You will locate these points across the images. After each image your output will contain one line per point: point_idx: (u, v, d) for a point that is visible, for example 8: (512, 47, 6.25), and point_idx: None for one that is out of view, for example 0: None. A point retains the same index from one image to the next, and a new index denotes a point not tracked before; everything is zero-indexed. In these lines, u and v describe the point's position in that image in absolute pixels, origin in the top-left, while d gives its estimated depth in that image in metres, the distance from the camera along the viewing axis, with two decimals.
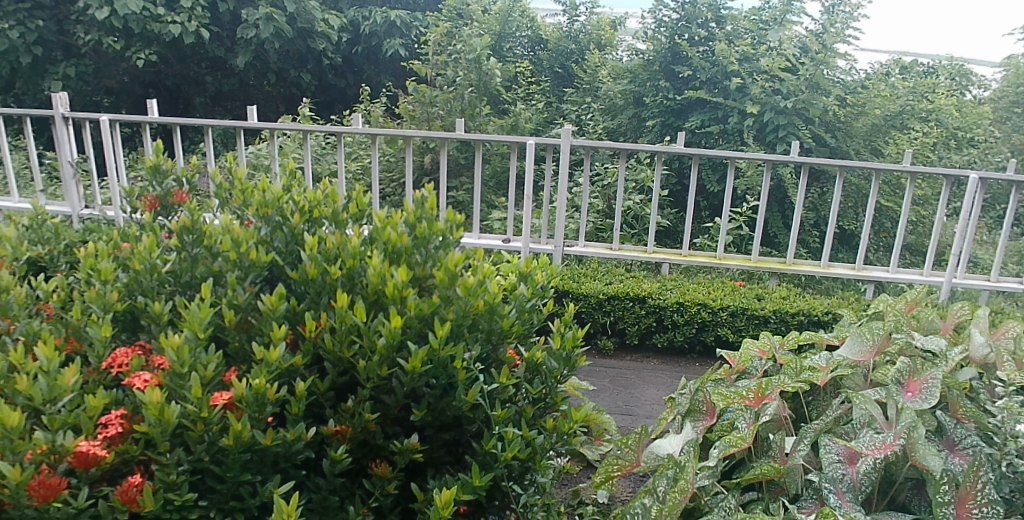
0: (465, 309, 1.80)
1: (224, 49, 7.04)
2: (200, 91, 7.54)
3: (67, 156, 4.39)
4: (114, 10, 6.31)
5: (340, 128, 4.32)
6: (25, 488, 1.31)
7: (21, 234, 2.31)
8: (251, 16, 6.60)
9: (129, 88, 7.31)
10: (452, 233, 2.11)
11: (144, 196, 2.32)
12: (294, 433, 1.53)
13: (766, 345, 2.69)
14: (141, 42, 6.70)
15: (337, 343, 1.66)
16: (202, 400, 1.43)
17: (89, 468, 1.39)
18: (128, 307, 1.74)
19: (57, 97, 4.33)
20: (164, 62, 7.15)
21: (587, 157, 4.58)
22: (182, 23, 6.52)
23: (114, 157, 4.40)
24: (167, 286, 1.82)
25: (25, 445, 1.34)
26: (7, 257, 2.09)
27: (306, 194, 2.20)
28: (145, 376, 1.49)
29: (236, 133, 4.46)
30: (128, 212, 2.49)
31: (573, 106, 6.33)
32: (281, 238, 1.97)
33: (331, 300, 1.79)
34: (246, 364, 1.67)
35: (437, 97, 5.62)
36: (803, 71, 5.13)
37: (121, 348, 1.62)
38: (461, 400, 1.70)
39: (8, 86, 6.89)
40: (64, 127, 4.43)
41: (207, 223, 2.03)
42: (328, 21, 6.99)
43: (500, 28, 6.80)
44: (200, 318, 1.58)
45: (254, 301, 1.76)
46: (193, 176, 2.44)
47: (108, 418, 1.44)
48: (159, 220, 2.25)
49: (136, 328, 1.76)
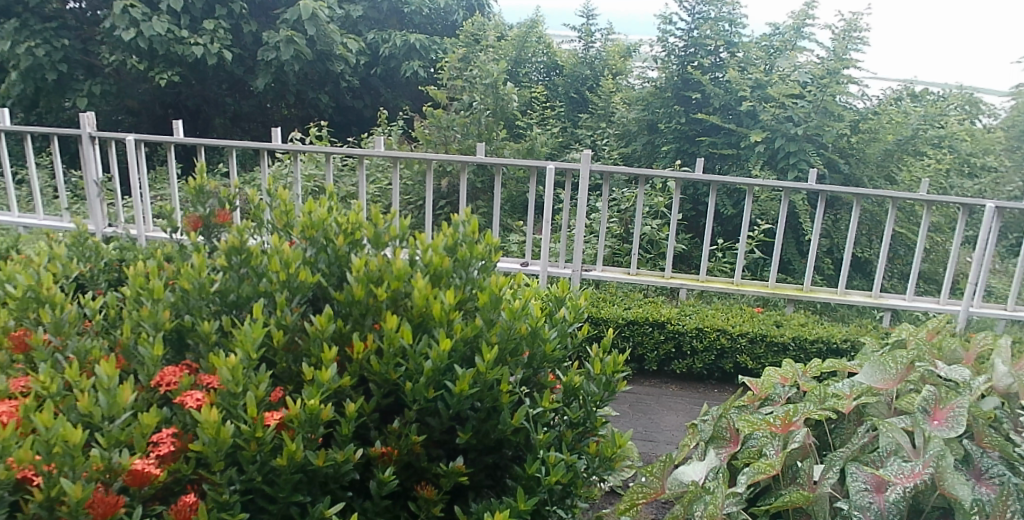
0: (509, 333, 1.81)
1: (244, 69, 7.10)
2: (219, 112, 7.60)
3: (93, 176, 4.43)
4: (140, 31, 6.38)
5: (364, 151, 4.35)
6: (85, 506, 1.32)
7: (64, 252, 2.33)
8: (273, 39, 6.66)
9: (149, 109, 7.40)
10: (491, 256, 2.11)
11: (187, 217, 2.28)
12: (344, 454, 1.53)
13: (789, 372, 2.69)
14: (164, 63, 6.72)
15: (383, 365, 1.68)
16: (257, 419, 1.44)
17: (143, 486, 1.41)
18: (176, 326, 1.75)
19: (84, 117, 4.37)
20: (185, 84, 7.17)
21: (606, 182, 4.57)
22: (204, 45, 6.58)
23: (141, 176, 4.44)
24: (213, 306, 1.81)
25: (84, 463, 1.36)
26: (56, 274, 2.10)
27: (347, 216, 2.19)
28: (198, 395, 1.51)
29: (261, 154, 4.46)
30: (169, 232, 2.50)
31: (588, 130, 6.39)
32: (325, 259, 1.96)
33: (377, 322, 1.79)
34: (294, 385, 1.67)
35: (455, 121, 5.70)
36: (809, 97, 5.19)
37: (170, 367, 1.64)
38: (506, 424, 1.72)
39: (31, 104, 6.98)
40: (91, 146, 4.46)
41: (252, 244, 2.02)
42: (346, 45, 7.02)
43: (516, 53, 6.88)
44: (253, 338, 1.57)
45: (301, 322, 1.77)
46: (234, 198, 2.40)
47: (161, 437, 1.46)
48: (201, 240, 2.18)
49: (182, 347, 1.77)
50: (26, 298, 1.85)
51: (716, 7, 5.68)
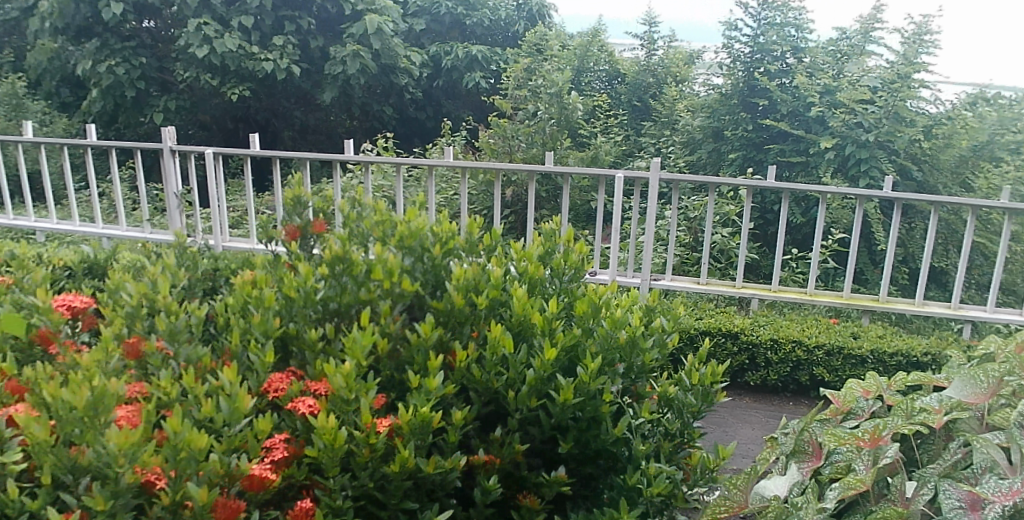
0: (608, 343, 1.80)
1: (312, 83, 7.27)
2: (288, 125, 7.81)
3: (173, 188, 4.58)
4: (213, 48, 6.62)
5: (434, 161, 4.40)
6: (209, 510, 1.36)
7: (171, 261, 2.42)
8: (339, 53, 6.80)
9: (221, 123, 7.64)
10: (585, 264, 2.12)
11: (285, 226, 2.34)
12: (452, 462, 1.53)
13: (872, 385, 2.54)
14: (236, 79, 6.92)
15: (485, 374, 1.68)
16: (370, 427, 1.46)
17: (259, 491, 1.44)
18: (282, 333, 1.79)
19: (165, 131, 4.52)
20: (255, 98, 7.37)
21: (676, 191, 4.52)
22: (274, 60, 6.77)
23: (218, 188, 4.54)
24: (317, 314, 1.85)
25: (207, 466, 1.40)
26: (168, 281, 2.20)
27: (441, 224, 2.23)
28: (309, 402, 1.54)
29: (333, 165, 4.54)
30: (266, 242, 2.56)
31: (652, 138, 6.34)
32: (422, 268, 2.00)
33: (478, 331, 1.81)
34: (398, 392, 1.70)
35: (519, 130, 5.74)
36: (881, 102, 5.05)
37: (278, 373, 1.68)
38: (608, 434, 1.70)
39: (111, 120, 7.30)
40: (171, 160, 4.61)
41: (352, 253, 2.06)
42: (410, 58, 7.20)
43: (578, 63, 6.91)
44: (362, 346, 1.60)
45: (403, 330, 1.80)
46: (329, 207, 2.45)
47: (274, 442, 1.50)
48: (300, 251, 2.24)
49: (287, 355, 1.81)
50: (138, 306, 1.92)
51: (781, 13, 5.59)
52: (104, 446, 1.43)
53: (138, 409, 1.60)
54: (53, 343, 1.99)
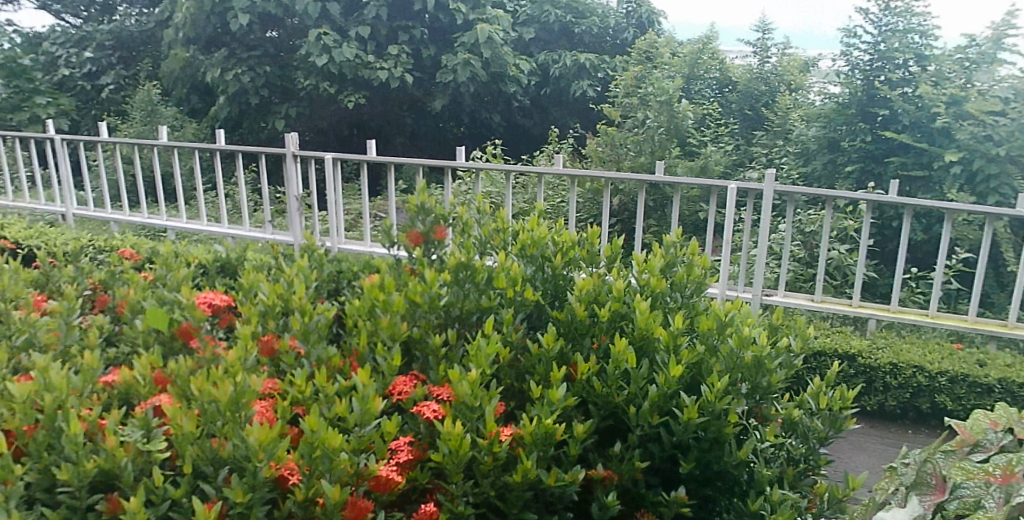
0: (733, 362, 1.76)
1: (423, 91, 7.49)
2: (399, 132, 8.05)
3: (294, 191, 4.81)
4: (332, 58, 6.90)
5: (543, 168, 4.42)
6: (340, 508, 1.40)
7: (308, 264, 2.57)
8: (451, 62, 6.95)
9: (336, 129, 7.98)
10: (707, 278, 2.11)
11: (410, 232, 2.45)
12: (573, 476, 1.51)
13: (1004, 416, 2.12)
14: (353, 87, 7.22)
15: (606, 387, 1.66)
16: (494, 435, 1.47)
17: (384, 493, 1.48)
18: (408, 337, 1.87)
19: (288, 138, 4.77)
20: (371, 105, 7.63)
21: (790, 204, 4.32)
22: (389, 69, 7.02)
23: (336, 192, 4.74)
24: (440, 319, 1.93)
25: (339, 466, 1.44)
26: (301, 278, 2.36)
27: (563, 235, 2.29)
28: (434, 406, 1.58)
29: (444, 171, 4.61)
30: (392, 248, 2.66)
31: (763, 149, 6.12)
32: (542, 277, 2.10)
33: (598, 343, 1.82)
34: (518, 401, 1.75)
35: (628, 139, 5.71)
36: (1014, 112, 4.78)
37: (403, 376, 1.73)
38: (732, 456, 1.64)
39: (236, 124, 7.77)
40: (293, 164, 4.85)
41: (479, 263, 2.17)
42: (519, 66, 7.31)
43: (689, 70, 6.77)
44: (485, 355, 1.63)
45: (524, 340, 1.86)
46: (453, 215, 2.54)
47: (399, 445, 1.53)
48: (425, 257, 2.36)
49: (412, 358, 1.88)
50: (272, 305, 2.09)
51: (905, 18, 5.28)
52: (244, 439, 1.51)
53: (273, 405, 1.68)
54: (194, 337, 2.17)
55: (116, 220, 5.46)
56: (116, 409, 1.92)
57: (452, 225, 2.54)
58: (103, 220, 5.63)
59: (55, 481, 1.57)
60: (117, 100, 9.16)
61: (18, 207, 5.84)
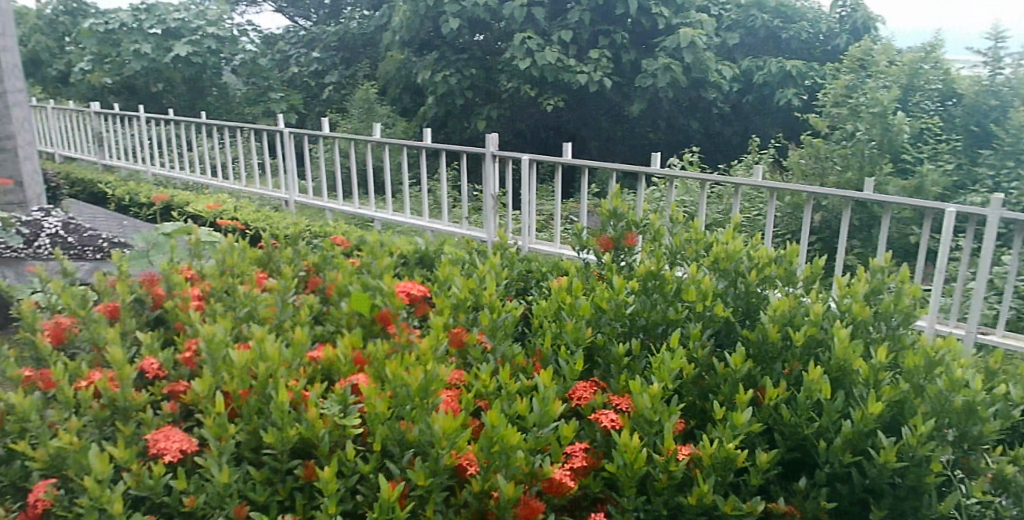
0: (941, 405, 1.59)
1: (622, 96, 7.66)
2: (597, 135, 8.31)
3: (491, 190, 5.02)
4: (534, 61, 7.18)
5: (738, 180, 4.27)
6: (514, 504, 1.45)
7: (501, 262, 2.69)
8: (652, 67, 7.24)
9: (536, 132, 8.45)
10: (918, 310, 1.92)
11: (600, 237, 2.50)
12: (751, 506, 1.45)
13: None
14: (553, 90, 7.50)
15: (794, 417, 1.57)
16: (672, 452, 1.45)
17: (556, 496, 1.52)
18: (591, 343, 1.91)
19: (488, 138, 4.98)
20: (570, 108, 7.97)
21: (1019, 234, 3.77)
22: (589, 73, 7.20)
23: (529, 192, 4.89)
24: (624, 328, 1.96)
25: (515, 462, 1.50)
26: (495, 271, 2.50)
27: (759, 251, 2.22)
28: (612, 416, 1.60)
29: (637, 176, 4.57)
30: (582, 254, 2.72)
31: (990, 169, 5.44)
32: (734, 294, 2.04)
33: (788, 369, 1.74)
34: (697, 420, 1.72)
35: (834, 152, 5.35)
36: None
37: (583, 382, 1.78)
38: (933, 510, 1.48)
39: (443, 124, 8.33)
40: (491, 164, 5.06)
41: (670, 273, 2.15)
42: (722, 72, 7.60)
43: (908, 79, 6.16)
44: (669, 370, 1.62)
45: (709, 358, 1.82)
46: (644, 222, 2.54)
47: (574, 451, 1.57)
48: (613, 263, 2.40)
49: (594, 365, 1.93)
50: (465, 299, 2.20)
51: None
52: (429, 424, 1.63)
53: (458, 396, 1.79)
54: (392, 323, 2.43)
55: (332, 209, 5.99)
56: (320, 380, 2.27)
57: (644, 233, 2.55)
58: (321, 208, 6.20)
59: (260, 444, 1.96)
60: (337, 96, 11.01)
61: (252, 192, 6.55)
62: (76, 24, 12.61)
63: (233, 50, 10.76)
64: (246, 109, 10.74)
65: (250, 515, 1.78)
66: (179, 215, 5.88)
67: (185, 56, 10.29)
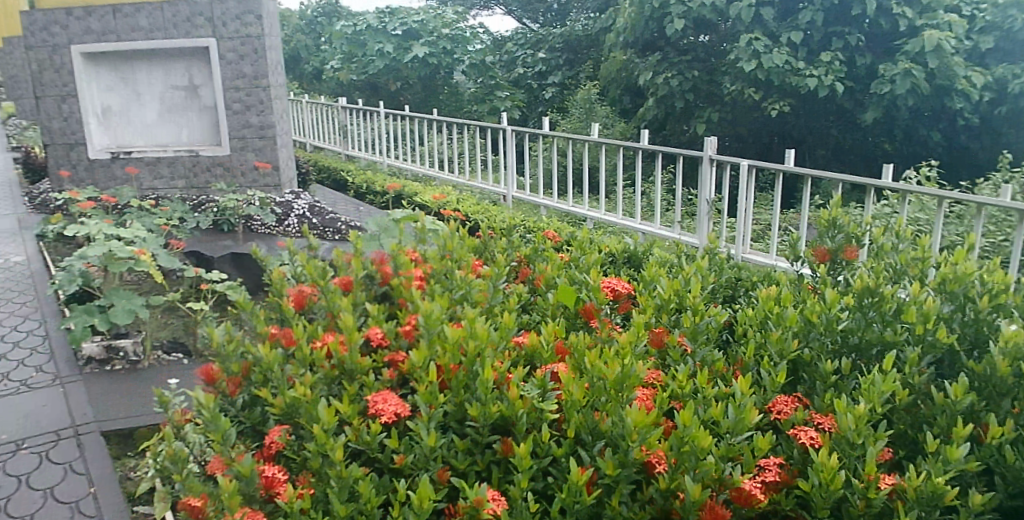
0: None
1: (854, 101, 8.92)
2: (824, 145, 9.92)
3: (705, 194, 5.21)
4: (760, 64, 8.44)
5: (982, 198, 3.78)
6: (698, 508, 1.59)
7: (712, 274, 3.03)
8: (890, 73, 8.14)
9: (785, 137, 10.05)
10: None
11: (817, 248, 2.66)
12: None
13: None
14: (778, 94, 8.77)
15: (1016, 460, 1.54)
16: (872, 481, 1.48)
17: (744, 507, 1.64)
18: (796, 357, 2.06)
19: (707, 142, 5.08)
20: (800, 115, 9.39)
21: None
22: (819, 76, 8.33)
23: (747, 200, 4.81)
24: (837, 344, 2.09)
25: (703, 468, 1.64)
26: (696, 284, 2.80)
27: (995, 276, 2.20)
28: (811, 434, 1.71)
29: (866, 191, 4.29)
30: (797, 267, 2.83)
31: None
32: (960, 318, 2.04)
33: (1013, 406, 1.70)
34: (908, 449, 1.73)
35: None
36: None
37: (783, 397, 1.91)
38: None
39: None
40: (708, 167, 5.17)
41: (890, 293, 2.25)
42: (970, 79, 8.36)
43: None
44: (880, 394, 1.68)
45: (926, 384, 1.85)
46: (864, 236, 2.65)
47: (768, 464, 1.68)
48: (828, 275, 2.56)
49: (796, 379, 2.07)
50: (668, 301, 2.59)
51: None
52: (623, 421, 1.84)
53: (651, 395, 2.06)
54: (596, 316, 2.89)
55: (546, 205, 6.27)
56: (523, 363, 2.67)
57: (867, 248, 2.65)
58: (535, 205, 6.48)
59: (464, 416, 2.29)
60: (562, 97, 12.00)
61: (473, 186, 7.00)
62: (331, 25, 14.76)
63: (464, 50, 11.58)
64: (472, 106, 11.51)
65: (451, 480, 2.11)
66: (408, 205, 6.47)
67: (423, 57, 11.30)
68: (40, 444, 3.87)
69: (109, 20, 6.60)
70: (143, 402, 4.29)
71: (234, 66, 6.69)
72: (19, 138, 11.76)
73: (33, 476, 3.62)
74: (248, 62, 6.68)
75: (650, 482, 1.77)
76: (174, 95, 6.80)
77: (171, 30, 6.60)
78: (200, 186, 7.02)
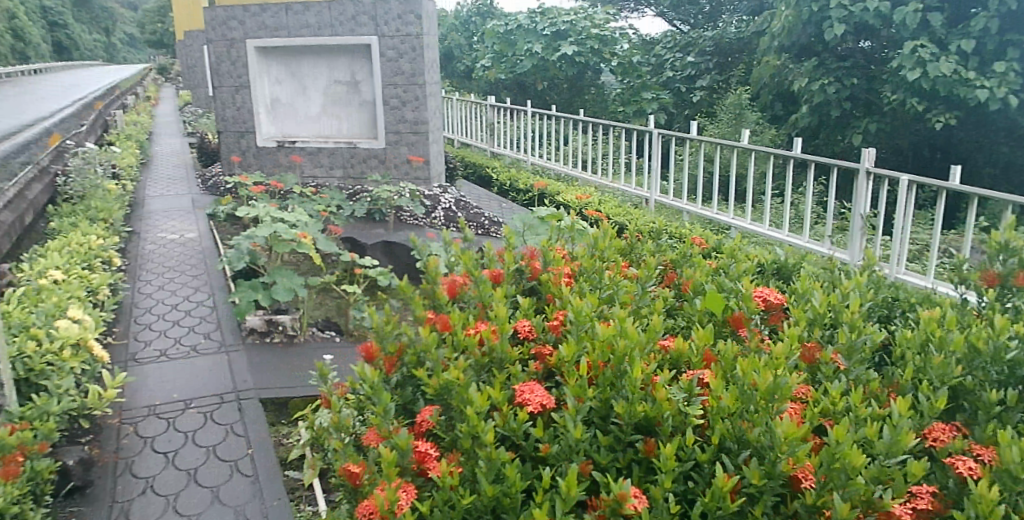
0: None
1: None
2: (991, 164, 9.12)
3: (861, 210, 5.00)
4: (926, 73, 7.95)
5: None
6: None
7: (872, 288, 3.08)
8: None
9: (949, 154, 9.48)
10: None
11: (986, 272, 2.68)
12: None
13: None
14: (944, 105, 8.26)
15: None
16: None
17: None
18: (956, 383, 2.15)
19: (866, 154, 4.73)
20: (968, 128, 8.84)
21: None
22: (991, 88, 7.74)
23: (904, 218, 4.57)
24: (1000, 375, 2.17)
25: (854, 487, 1.73)
26: (848, 299, 2.87)
27: None
28: (970, 464, 1.80)
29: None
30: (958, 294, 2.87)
31: None
32: None
33: None
34: None
35: None
36: None
37: (941, 424, 2.00)
38: None
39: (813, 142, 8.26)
40: (865, 181, 4.96)
41: None
42: None
43: None
44: None
45: None
46: None
47: (921, 491, 1.76)
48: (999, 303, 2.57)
49: (957, 408, 2.16)
50: (819, 315, 2.72)
51: None
52: (771, 432, 1.88)
53: (799, 410, 2.08)
54: (745, 325, 2.91)
55: (689, 211, 6.21)
56: (668, 366, 2.67)
57: None
58: (678, 209, 6.47)
59: (608, 413, 2.36)
60: (710, 101, 11.89)
61: (615, 187, 7.00)
62: (483, 23, 15.29)
63: (612, 50, 11.64)
64: (617, 107, 11.50)
65: (592, 474, 2.13)
66: (551, 202, 6.66)
67: (571, 56, 11.43)
68: (206, 405, 4.27)
69: (281, 17, 7.11)
70: (298, 374, 4.60)
71: (393, 64, 7.01)
72: (197, 125, 12.97)
73: (200, 435, 4.03)
74: (406, 59, 6.98)
75: (794, 497, 1.86)
76: (337, 89, 7.28)
77: (337, 27, 7.02)
78: (356, 177, 7.45)
